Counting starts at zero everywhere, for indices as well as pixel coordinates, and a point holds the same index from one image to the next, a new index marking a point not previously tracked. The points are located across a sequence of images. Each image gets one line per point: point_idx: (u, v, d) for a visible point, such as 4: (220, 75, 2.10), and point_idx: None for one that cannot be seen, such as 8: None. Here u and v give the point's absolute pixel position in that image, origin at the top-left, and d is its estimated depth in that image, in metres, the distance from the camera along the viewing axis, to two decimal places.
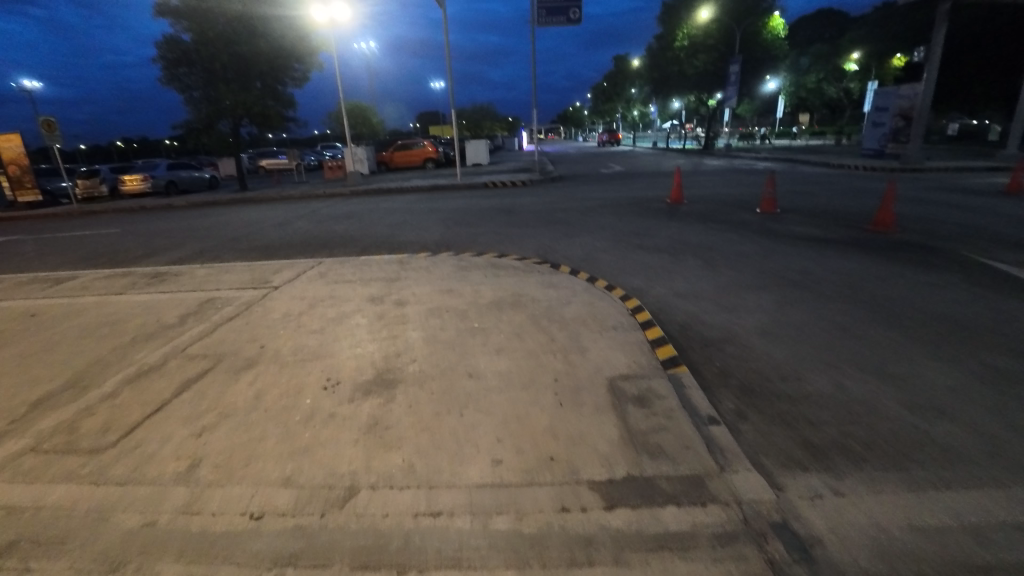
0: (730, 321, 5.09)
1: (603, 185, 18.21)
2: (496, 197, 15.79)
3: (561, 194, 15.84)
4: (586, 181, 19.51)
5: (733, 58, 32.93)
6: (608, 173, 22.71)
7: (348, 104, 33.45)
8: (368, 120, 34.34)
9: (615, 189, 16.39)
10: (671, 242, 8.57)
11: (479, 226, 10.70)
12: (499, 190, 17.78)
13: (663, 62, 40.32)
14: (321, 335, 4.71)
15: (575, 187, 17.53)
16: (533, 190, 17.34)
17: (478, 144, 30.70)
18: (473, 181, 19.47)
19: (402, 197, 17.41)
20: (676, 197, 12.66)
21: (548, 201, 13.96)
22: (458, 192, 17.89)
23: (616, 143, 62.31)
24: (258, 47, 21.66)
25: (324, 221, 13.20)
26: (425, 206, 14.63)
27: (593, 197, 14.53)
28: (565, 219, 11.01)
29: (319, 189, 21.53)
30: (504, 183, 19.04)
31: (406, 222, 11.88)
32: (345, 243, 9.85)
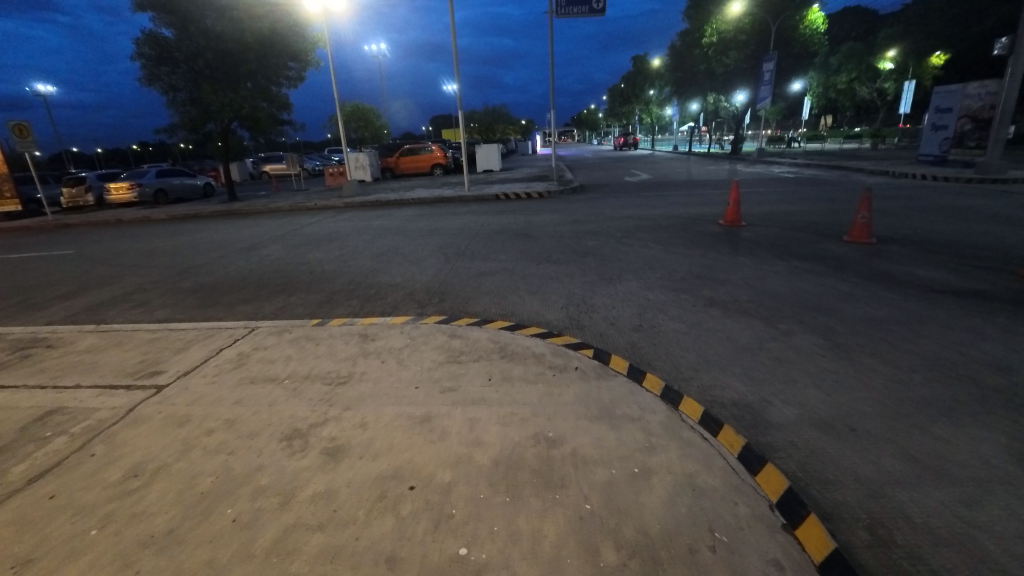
0: (961, 519, 2.62)
1: (632, 197, 15.74)
2: (509, 213, 13.41)
3: (586, 210, 13.37)
4: (612, 193, 17.05)
5: (768, 56, 30.10)
6: (635, 182, 20.16)
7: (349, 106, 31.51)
8: (371, 123, 32.26)
9: (648, 204, 13.89)
10: (754, 293, 6.09)
11: (486, 258, 8.30)
12: (511, 203, 15.38)
13: (688, 60, 37.43)
14: (142, 575, 2.28)
15: (599, 200, 15.09)
16: (551, 203, 14.93)
17: (490, 149, 28.33)
18: (484, 193, 17.10)
19: (401, 211, 15.10)
20: (733, 217, 10.16)
21: (572, 220, 11.53)
22: (465, 205, 15.56)
23: (634, 147, 59.66)
24: (247, 42, 19.55)
25: (301, 245, 10.93)
26: (424, 225, 12.29)
27: (625, 215, 12.06)
28: (597, 249, 8.59)
29: (313, 199, 19.37)
30: (518, 194, 16.61)
31: (396, 250, 9.53)
32: (309, 286, 7.50)
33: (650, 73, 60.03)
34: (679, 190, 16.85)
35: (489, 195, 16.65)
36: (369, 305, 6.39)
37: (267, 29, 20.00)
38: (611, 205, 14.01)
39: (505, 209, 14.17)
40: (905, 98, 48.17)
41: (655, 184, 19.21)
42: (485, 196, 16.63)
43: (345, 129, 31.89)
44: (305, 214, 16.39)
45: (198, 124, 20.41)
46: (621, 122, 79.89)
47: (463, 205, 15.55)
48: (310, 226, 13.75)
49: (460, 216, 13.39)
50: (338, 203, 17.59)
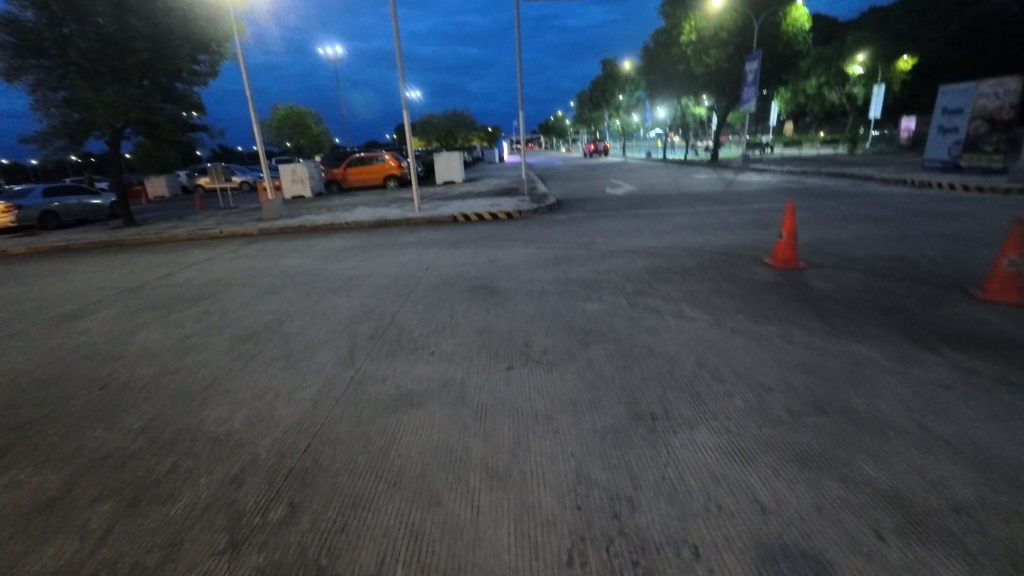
0: None
1: (624, 216, 12.48)
2: (468, 245, 9.91)
3: (569, 238, 10.01)
4: (597, 210, 13.78)
5: (751, 54, 27.68)
6: (619, 196, 16.99)
7: (283, 110, 27.52)
8: (310, 128, 28.28)
9: (647, 228, 10.67)
10: (983, 482, 2.79)
11: (414, 352, 4.71)
12: (470, 229, 11.88)
13: (663, 60, 34.77)
14: None
15: (583, 222, 11.81)
16: (522, 228, 11.56)
17: (451, 157, 24.81)
18: (438, 213, 13.57)
19: (325, 241, 11.45)
20: (788, 255, 7.04)
21: (554, 258, 8.12)
22: (412, 231, 12.00)
23: (604, 154, 57.26)
24: (135, 28, 15.44)
25: (147, 309, 7.16)
26: (344, 267, 8.65)
27: (625, 247, 8.75)
28: (605, 324, 5.20)
29: (226, 222, 15.47)
30: (479, 215, 13.17)
31: (278, 325, 5.86)
32: (57, 442, 3.78)
33: (619, 77, 57.64)
34: (677, 207, 13.75)
35: (444, 216, 13.12)
36: (119, 533, 2.76)
37: (162, 12, 15.85)
38: (600, 230, 10.70)
39: (462, 239, 10.64)
40: (876, 102, 47.36)
41: (643, 198, 16.12)
42: (438, 218, 13.06)
43: (280, 135, 27.86)
44: (203, 245, 12.50)
45: (77, 130, 16.10)
46: (588, 128, 77.65)
47: (407, 232, 11.92)
48: (191, 268, 9.88)
49: (397, 250, 9.81)
50: (253, 228, 13.74)
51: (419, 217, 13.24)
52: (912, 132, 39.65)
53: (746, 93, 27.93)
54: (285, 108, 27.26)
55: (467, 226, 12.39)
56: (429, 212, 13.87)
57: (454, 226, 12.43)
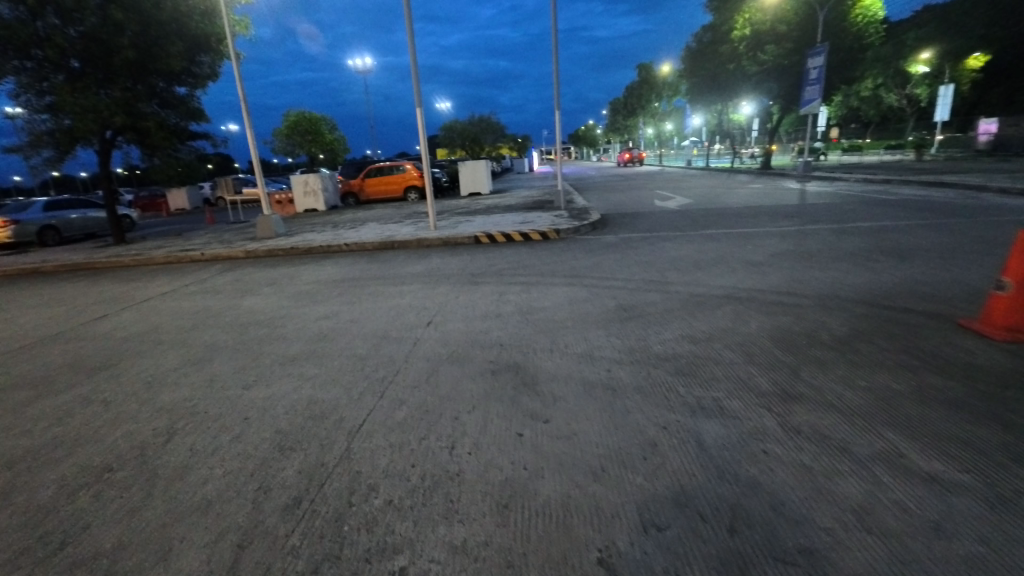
0: None
1: (690, 237, 9.75)
2: (489, 277, 7.35)
3: (625, 269, 7.34)
4: (652, 228, 11.04)
5: (815, 48, 24.48)
6: (673, 210, 14.20)
7: (294, 116, 25.86)
8: (323, 135, 26.54)
9: (730, 254, 7.92)
10: None
11: (361, 573, 2.19)
12: (493, 254, 9.35)
13: (709, 59, 31.76)
14: None
15: (639, 245, 9.13)
16: (560, 253, 8.94)
17: (476, 165, 22.46)
18: (457, 232, 11.09)
19: (313, 269, 9.12)
20: (1010, 321, 4.29)
21: (613, 307, 5.51)
22: (421, 256, 9.57)
23: (639, 163, 54.26)
24: (122, 24, 13.68)
25: (18, 387, 4.86)
26: (317, 314, 6.25)
27: (714, 288, 6.05)
28: (755, 492, 2.57)
29: (217, 240, 13.47)
30: (502, 233, 10.64)
31: (162, 446, 3.44)
32: None
33: (655, 82, 54.50)
34: (753, 224, 10.92)
35: (462, 236, 10.64)
36: None
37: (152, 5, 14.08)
38: (666, 256, 8.01)
39: (481, 268, 8.12)
40: (945, 103, 42.95)
41: (704, 213, 13.29)
42: (455, 238, 10.56)
43: (292, 144, 26.21)
44: (174, 271, 10.38)
45: (60, 138, 14.43)
46: (621, 137, 74.56)
47: (415, 257, 9.47)
48: (135, 308, 7.70)
49: (394, 286, 7.35)
50: (240, 249, 11.60)
51: (432, 237, 10.76)
52: (993, 135, 35.29)
53: (808, 93, 24.76)
54: (296, 114, 25.63)
55: (490, 248, 9.87)
56: (447, 230, 11.44)
57: (474, 248, 9.93)
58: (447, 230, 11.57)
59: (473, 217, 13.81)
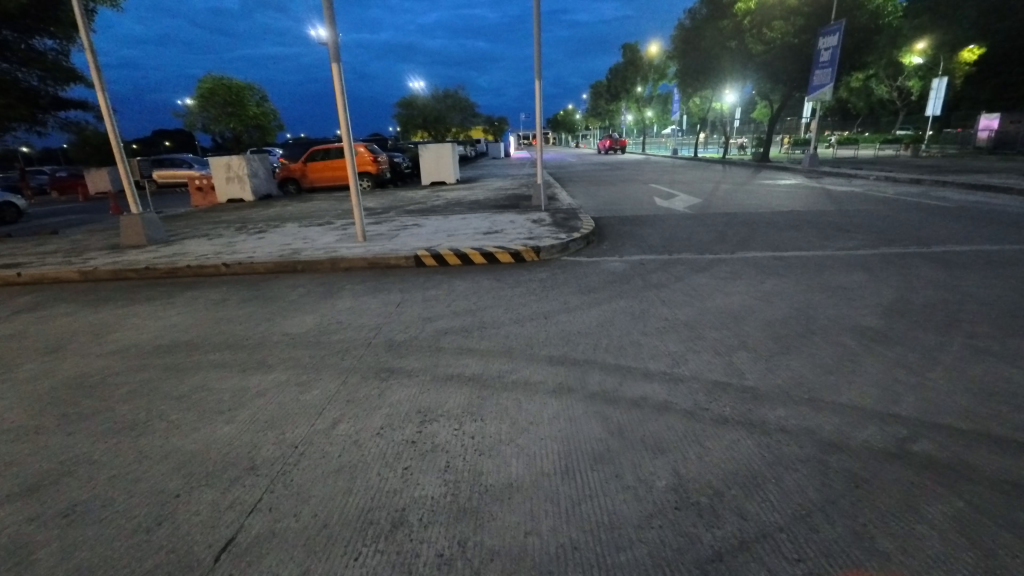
0: None
1: (728, 263, 6.62)
2: (411, 354, 4.08)
3: (652, 340, 4.16)
4: (667, 243, 7.86)
5: (828, 26, 21.61)
6: (683, 212, 11.02)
7: (207, 80, 21.87)
8: (245, 104, 22.79)
9: (813, 310, 4.84)
10: None
11: None
12: (434, 286, 6.01)
13: (705, 37, 28.71)
14: None
15: (657, 277, 5.96)
16: (536, 288, 5.67)
17: (439, 150, 18.86)
18: (392, 244, 7.66)
19: (149, 314, 5.72)
20: None
21: (664, 505, 2.34)
22: (324, 289, 6.20)
23: (621, 151, 51.30)
24: None
25: None
26: (28, 470, 2.95)
27: (852, 423, 2.99)
28: None
29: (70, 246, 9.82)
30: (453, 246, 7.34)
31: None
32: None
33: (641, 64, 51.13)
34: (805, 242, 7.87)
35: (394, 251, 7.22)
36: None
37: None
38: (711, 308, 4.88)
39: (406, 323, 4.81)
40: (939, 95, 41.17)
41: (725, 219, 10.19)
42: (386, 256, 7.02)
43: (207, 113, 22.30)
44: None
45: None
46: (602, 123, 71.33)
47: (313, 292, 6.10)
48: None
49: (235, 371, 4.03)
50: (79, 265, 8.04)
51: (353, 252, 7.35)
52: (994, 131, 33.57)
53: (818, 77, 21.99)
54: (208, 77, 21.66)
55: (432, 275, 6.50)
56: (381, 240, 8.02)
57: (407, 275, 6.57)
58: (381, 239, 8.19)
59: (424, 218, 10.43)
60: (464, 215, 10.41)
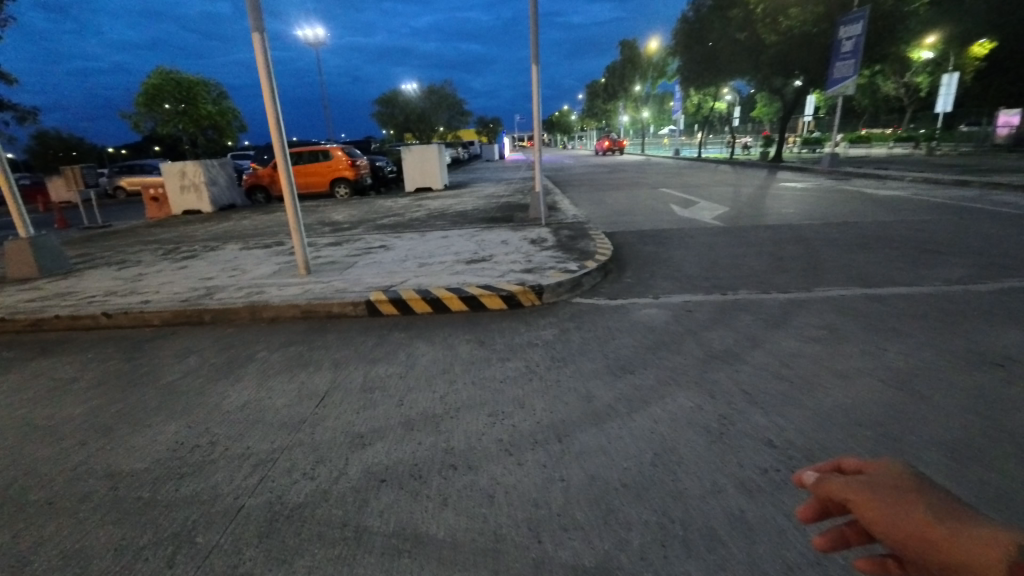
0: None
1: (812, 310, 4.60)
2: (300, 559, 2.06)
3: (766, 514, 2.18)
4: (711, 275, 5.83)
5: (849, 14, 19.75)
6: (714, 225, 8.98)
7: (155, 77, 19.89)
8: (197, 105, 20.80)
9: (1008, 419, 2.86)
10: None
11: None
12: (384, 357, 3.96)
13: (712, 29, 26.77)
14: None
15: (719, 341, 3.94)
16: (539, 365, 3.63)
17: (424, 152, 16.95)
18: (339, 279, 5.58)
19: None
20: None
21: None
22: (226, 361, 4.17)
23: (619, 152, 49.32)
24: None
25: None
26: None
27: None
28: None
29: None
30: (421, 283, 5.27)
31: None
32: None
33: (639, 61, 49.10)
34: (892, 271, 5.89)
35: (338, 291, 5.15)
36: None
37: None
38: (837, 418, 2.90)
39: (315, 452, 2.78)
40: (950, 91, 39.44)
41: (767, 234, 8.17)
42: (322, 301, 4.90)
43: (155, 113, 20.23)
44: None
45: None
46: (598, 124, 69.41)
47: (204, 368, 4.05)
48: None
49: None
50: None
51: (282, 292, 5.28)
52: (1014, 128, 31.76)
53: (838, 70, 20.07)
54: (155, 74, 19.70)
55: (384, 333, 4.44)
56: (328, 273, 5.94)
57: (349, 332, 4.52)
58: (331, 270, 6.13)
59: (394, 237, 8.36)
60: (444, 232, 8.34)
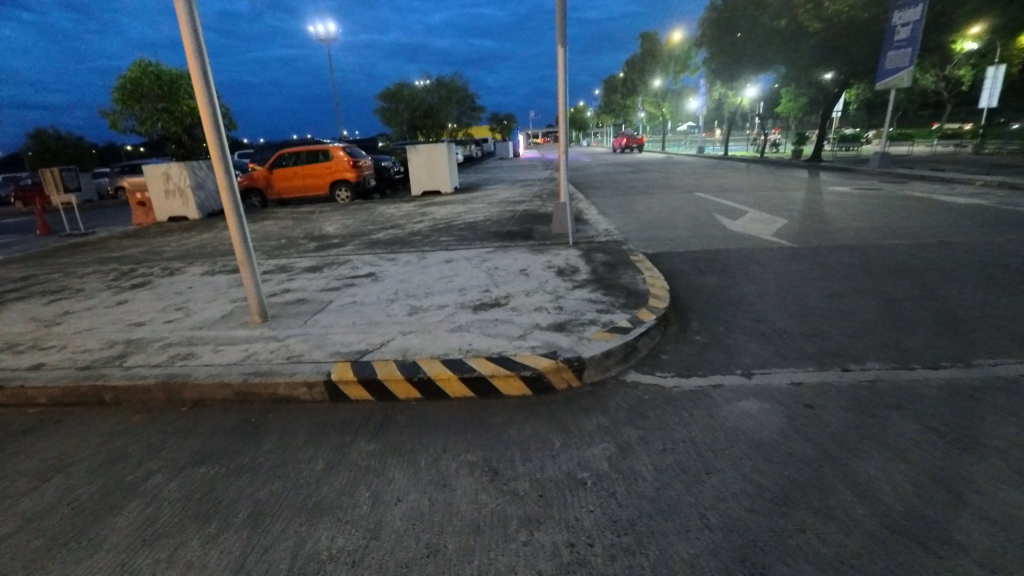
0: None
1: (1002, 412, 2.98)
2: None
3: None
4: (810, 329, 4.20)
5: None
6: (778, 244, 7.32)
7: None
8: None
9: None
10: None
11: None
12: (333, 503, 2.42)
13: (745, 17, 24.79)
14: None
15: (891, 488, 2.35)
16: (594, 546, 2.07)
17: (431, 151, 15.48)
18: (299, 334, 4.06)
19: None
20: None
21: None
22: (97, 491, 2.68)
23: (637, 150, 47.37)
24: None
25: None
26: None
27: None
28: None
29: None
30: (409, 343, 3.73)
31: None
32: None
33: (660, 54, 46.94)
34: None
35: (290, 359, 3.62)
36: None
37: None
38: None
39: None
40: (997, 84, 36.71)
41: (853, 259, 6.48)
42: (263, 380, 3.37)
43: None
44: None
45: None
46: (615, 120, 67.32)
47: (55, 513, 2.55)
48: None
49: None
50: None
51: (213, 359, 3.77)
52: None
53: (892, 60, 18.08)
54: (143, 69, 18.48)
55: (346, 441, 2.90)
56: (288, 322, 4.41)
57: (294, 435, 2.99)
58: (293, 316, 4.60)
59: (387, 257, 6.82)
60: (447, 253, 6.78)
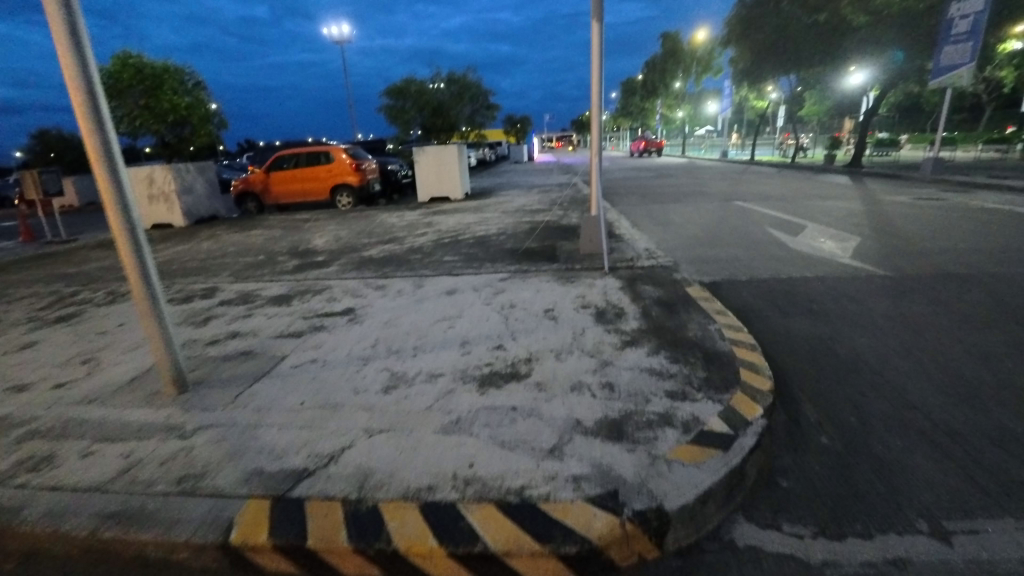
0: None
1: None
2: None
3: None
4: (996, 428, 2.72)
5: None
6: (866, 270, 5.80)
7: None
8: None
9: None
10: None
11: None
12: None
13: (780, 12, 23.06)
14: None
15: None
16: None
17: (441, 153, 14.15)
18: (216, 428, 2.70)
19: None
20: None
21: None
22: None
23: (657, 153, 45.71)
24: None
25: None
26: None
27: None
28: None
29: None
30: (379, 456, 2.33)
31: None
32: None
33: (682, 55, 45.19)
34: None
35: (184, 483, 2.27)
36: None
37: None
38: None
39: None
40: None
41: (980, 294, 4.92)
42: (122, 534, 2.02)
43: None
44: None
45: None
46: (632, 123, 65.49)
47: None
48: None
49: None
50: None
51: (72, 473, 2.44)
52: None
53: (948, 55, 16.23)
54: None
55: None
56: (210, 398, 3.04)
57: None
58: (223, 384, 3.25)
59: (375, 282, 5.46)
60: (448, 279, 5.39)
